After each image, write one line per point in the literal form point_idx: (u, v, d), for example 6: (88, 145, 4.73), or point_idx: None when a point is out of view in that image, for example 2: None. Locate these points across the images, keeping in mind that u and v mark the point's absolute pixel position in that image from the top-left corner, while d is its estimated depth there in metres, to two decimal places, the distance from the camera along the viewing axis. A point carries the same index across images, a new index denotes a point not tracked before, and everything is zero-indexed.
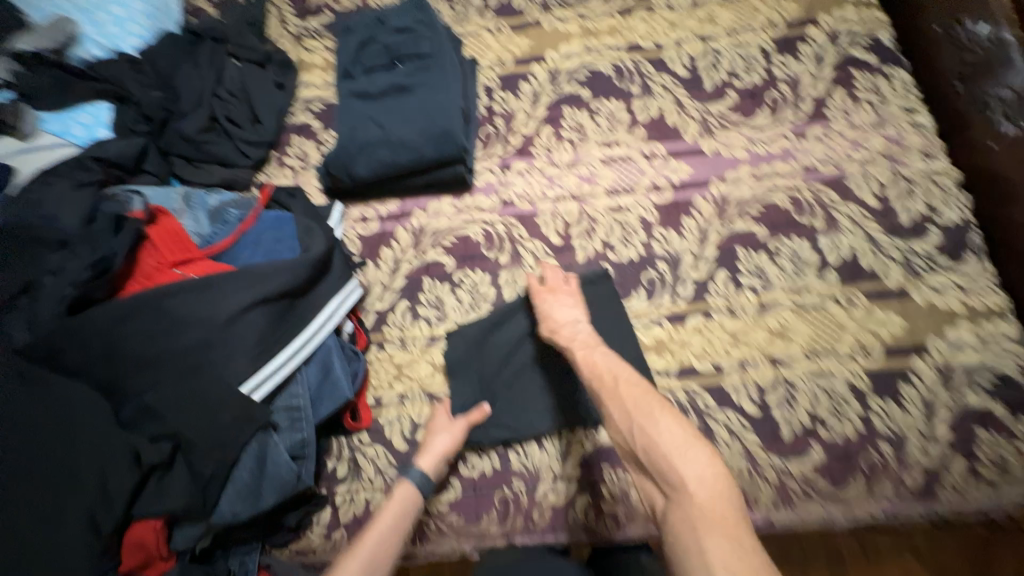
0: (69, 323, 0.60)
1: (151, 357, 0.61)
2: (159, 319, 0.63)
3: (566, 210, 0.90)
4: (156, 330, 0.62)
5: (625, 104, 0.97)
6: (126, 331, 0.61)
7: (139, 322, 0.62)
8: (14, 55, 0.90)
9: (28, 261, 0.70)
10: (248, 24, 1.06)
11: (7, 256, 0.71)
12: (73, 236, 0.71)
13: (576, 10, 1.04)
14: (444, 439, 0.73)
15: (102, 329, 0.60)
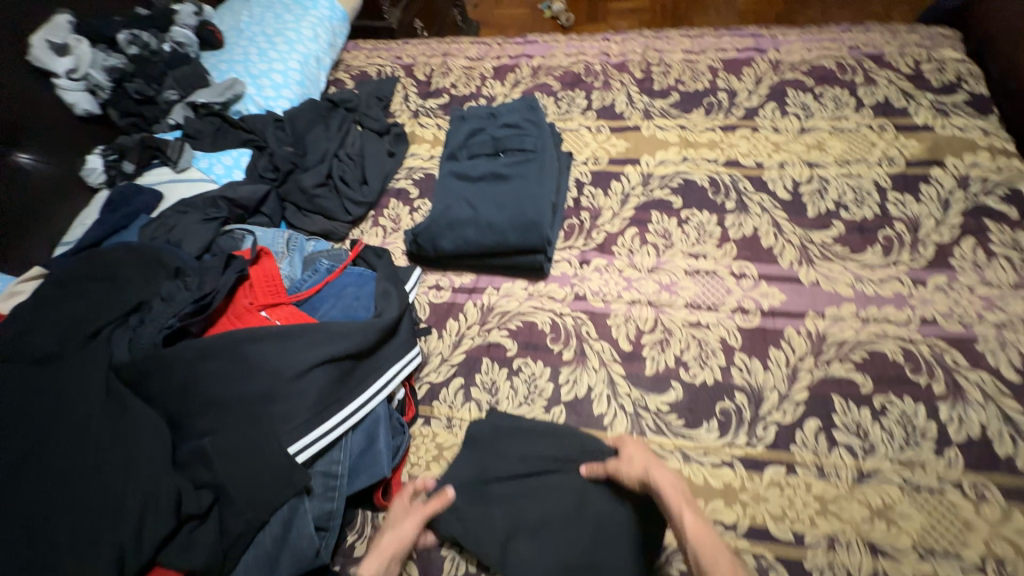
0: (161, 353, 0.65)
1: (221, 400, 0.64)
2: (237, 363, 0.67)
3: (640, 315, 0.86)
4: (231, 375, 0.66)
5: (717, 217, 0.94)
6: (206, 371, 0.65)
7: (219, 363, 0.66)
8: (191, 104, 1.07)
9: (143, 278, 0.77)
10: (377, 99, 1.20)
11: (125, 268, 0.78)
12: (189, 267, 0.79)
13: (677, 121, 1.07)
14: (394, 534, 0.65)
15: (187, 365, 0.65)
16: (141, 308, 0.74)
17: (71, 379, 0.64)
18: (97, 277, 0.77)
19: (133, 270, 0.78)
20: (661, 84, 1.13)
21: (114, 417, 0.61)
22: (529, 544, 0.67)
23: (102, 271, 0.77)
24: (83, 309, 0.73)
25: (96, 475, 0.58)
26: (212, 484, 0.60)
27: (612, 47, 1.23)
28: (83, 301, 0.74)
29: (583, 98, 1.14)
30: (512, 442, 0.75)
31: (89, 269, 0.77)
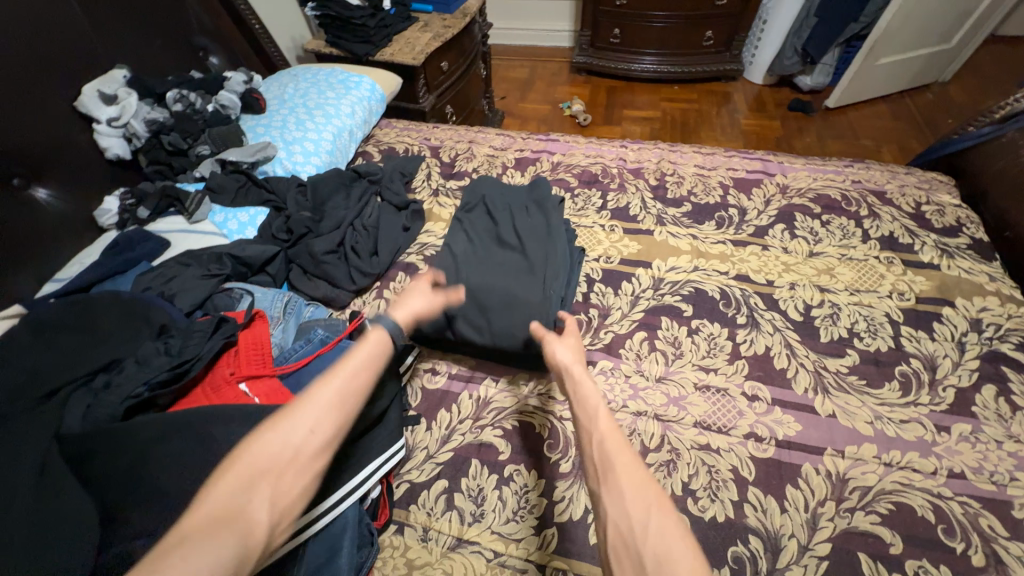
0: (118, 426, 0.59)
1: (167, 492, 0.55)
2: (198, 446, 0.58)
3: (646, 429, 0.80)
4: (181, 460, 0.57)
5: (728, 331, 0.92)
6: (161, 453, 0.57)
7: (177, 444, 0.58)
8: (220, 161, 1.10)
9: (122, 333, 0.73)
10: (401, 175, 1.24)
11: (106, 321, 0.74)
12: (175, 325, 0.75)
13: (690, 230, 1.10)
14: (419, 292, 0.76)
15: (142, 443, 0.58)
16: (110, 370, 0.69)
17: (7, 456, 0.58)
18: (74, 331, 0.73)
19: (115, 326, 0.74)
20: (674, 193, 1.18)
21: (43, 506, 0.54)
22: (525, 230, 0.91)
23: (81, 324, 0.74)
24: (46, 367, 0.67)
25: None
26: None
27: (629, 154, 1.31)
28: (51, 355, 0.69)
29: (598, 197, 1.18)
30: (540, 213, 0.94)
31: (66, 319, 0.73)
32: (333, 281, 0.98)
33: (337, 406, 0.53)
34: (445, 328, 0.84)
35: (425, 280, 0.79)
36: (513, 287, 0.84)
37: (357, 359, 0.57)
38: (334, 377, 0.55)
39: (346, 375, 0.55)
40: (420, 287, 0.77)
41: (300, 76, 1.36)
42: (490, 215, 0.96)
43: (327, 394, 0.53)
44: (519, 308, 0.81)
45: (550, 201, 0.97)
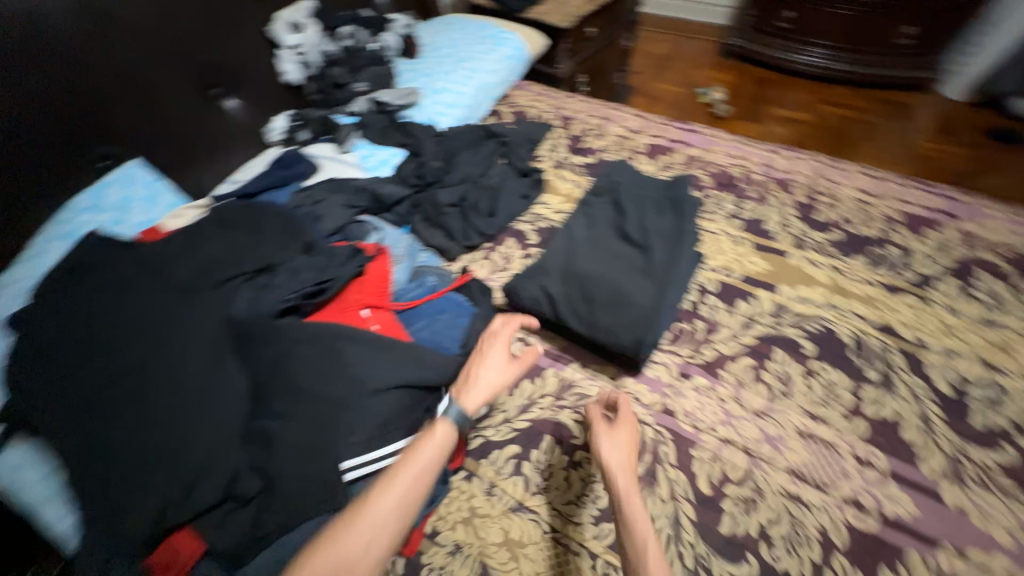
0: (267, 324, 0.68)
1: (298, 390, 0.63)
2: (326, 358, 0.66)
3: (731, 459, 0.76)
4: (316, 363, 0.66)
5: (853, 383, 0.82)
6: (297, 355, 0.66)
7: (310, 351, 0.66)
8: (373, 100, 1.18)
9: (275, 240, 0.83)
10: (529, 140, 1.23)
11: (266, 228, 0.85)
12: (317, 244, 0.84)
13: (833, 261, 0.97)
14: (493, 365, 0.72)
15: (283, 343, 0.66)
16: (266, 269, 0.79)
17: (185, 318, 0.69)
18: (242, 228, 0.84)
19: (273, 233, 0.84)
20: (823, 215, 1.04)
21: (209, 368, 0.65)
22: (651, 227, 0.86)
23: (248, 224, 0.85)
24: (216, 255, 0.78)
25: (174, 419, 0.61)
26: (263, 473, 0.59)
27: (778, 162, 1.17)
28: (222, 244, 0.80)
29: (731, 203, 1.08)
30: (672, 216, 0.88)
31: (240, 219, 0.86)
32: (449, 233, 1.03)
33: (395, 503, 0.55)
34: (545, 305, 0.83)
35: (496, 345, 0.75)
36: (629, 288, 0.79)
37: (421, 462, 0.59)
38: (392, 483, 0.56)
39: (405, 482, 0.57)
40: (490, 357, 0.73)
41: (453, 26, 1.39)
42: (618, 204, 0.91)
43: (388, 501, 0.55)
44: (628, 310, 0.78)
45: (687, 203, 0.90)
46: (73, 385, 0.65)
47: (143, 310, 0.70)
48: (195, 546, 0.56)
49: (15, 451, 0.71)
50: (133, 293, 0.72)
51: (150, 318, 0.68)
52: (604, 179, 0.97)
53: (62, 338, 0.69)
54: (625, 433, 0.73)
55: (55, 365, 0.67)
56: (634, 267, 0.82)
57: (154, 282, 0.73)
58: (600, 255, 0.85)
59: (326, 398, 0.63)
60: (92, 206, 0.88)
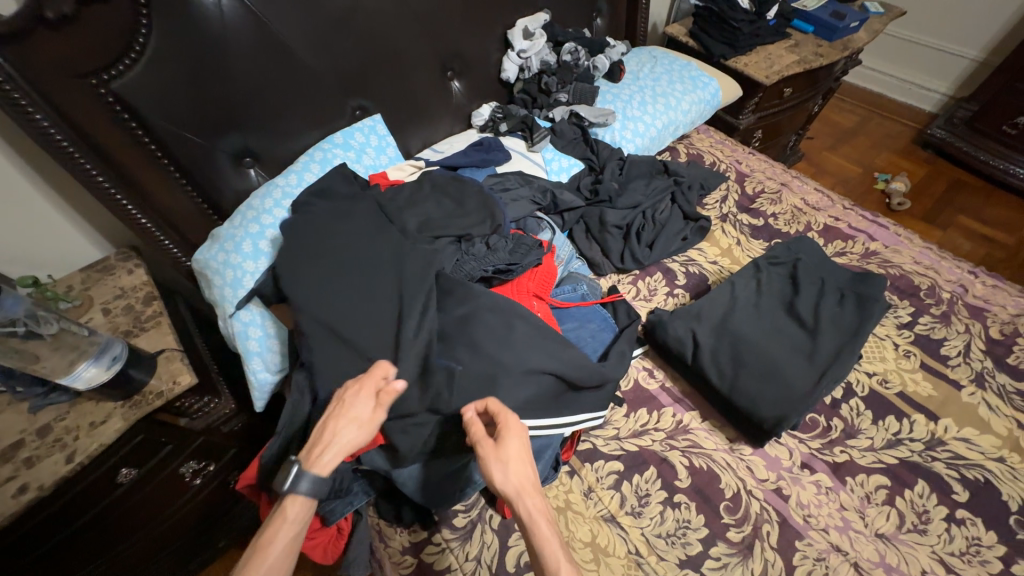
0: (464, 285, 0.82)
1: (480, 347, 0.75)
2: (504, 328, 0.78)
3: (837, 568, 0.73)
4: (497, 332, 0.77)
5: (1004, 551, 0.74)
6: (482, 318, 0.78)
7: (492, 318, 0.78)
8: (572, 113, 1.29)
9: (473, 215, 0.96)
10: (701, 185, 1.25)
11: (467, 200, 0.98)
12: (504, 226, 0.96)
13: (1017, 413, 0.87)
14: (354, 413, 0.61)
15: (475, 304, 0.79)
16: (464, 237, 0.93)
17: (406, 261, 0.84)
18: (454, 200, 0.99)
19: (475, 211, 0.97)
20: (1019, 361, 0.93)
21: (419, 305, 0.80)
22: (827, 317, 0.84)
23: (458, 198, 0.99)
24: (431, 216, 0.95)
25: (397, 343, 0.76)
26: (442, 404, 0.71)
27: (975, 286, 1.06)
28: (441, 211, 0.96)
29: (906, 312, 1.01)
30: (855, 311, 0.85)
31: (452, 191, 1.00)
32: (606, 251, 1.10)
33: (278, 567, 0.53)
34: (688, 349, 0.86)
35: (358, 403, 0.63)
36: (783, 369, 0.80)
37: (276, 552, 0.53)
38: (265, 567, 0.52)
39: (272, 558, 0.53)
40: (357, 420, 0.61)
41: (659, 60, 1.45)
42: (794, 280, 0.91)
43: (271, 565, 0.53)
44: (776, 385, 0.79)
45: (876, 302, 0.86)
46: (314, 283, 0.82)
47: (376, 244, 0.87)
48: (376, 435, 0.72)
49: (252, 311, 0.92)
50: (376, 235, 0.88)
51: (384, 251, 0.86)
52: (781, 249, 0.97)
53: (319, 251, 0.85)
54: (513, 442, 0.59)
55: (312, 265, 0.83)
56: (795, 350, 0.82)
57: (392, 226, 0.91)
58: (762, 324, 0.86)
59: (498, 361, 0.74)
60: (344, 144, 1.09)
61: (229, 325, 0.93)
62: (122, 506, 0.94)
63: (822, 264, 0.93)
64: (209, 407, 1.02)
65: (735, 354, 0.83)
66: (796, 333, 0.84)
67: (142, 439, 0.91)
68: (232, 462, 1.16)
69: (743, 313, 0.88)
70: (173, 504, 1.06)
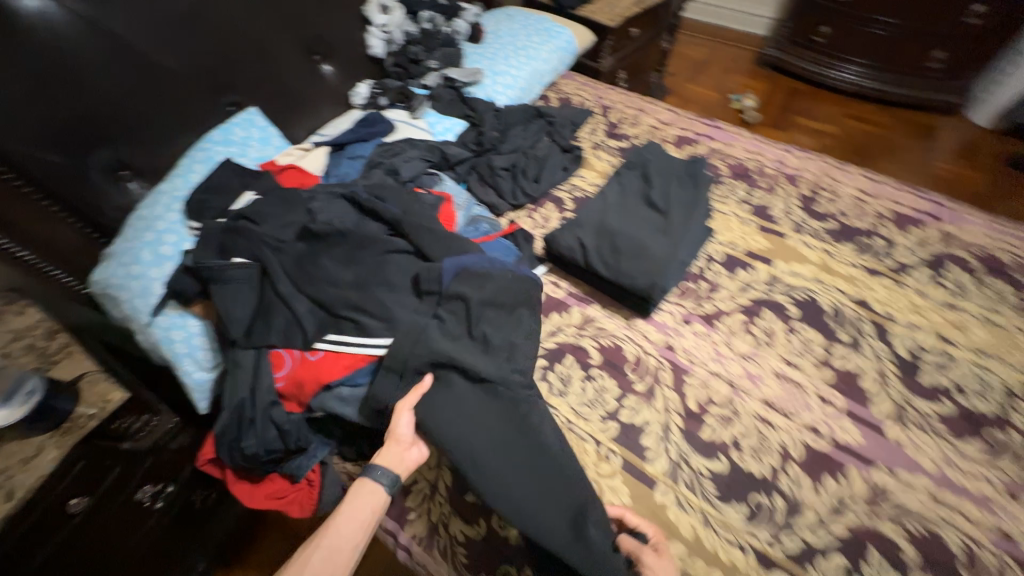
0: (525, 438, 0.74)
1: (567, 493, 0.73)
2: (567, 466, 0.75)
3: (716, 387, 0.94)
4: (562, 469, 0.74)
5: (826, 341, 0.99)
6: (550, 464, 0.74)
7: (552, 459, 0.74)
8: (445, 78, 1.38)
9: (485, 307, 0.84)
10: (572, 123, 1.42)
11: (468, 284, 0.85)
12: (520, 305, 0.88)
13: (825, 244, 1.13)
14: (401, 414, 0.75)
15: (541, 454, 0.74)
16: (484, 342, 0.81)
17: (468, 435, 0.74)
18: (501, 310, 0.85)
19: (527, 319, 0.88)
20: (824, 207, 1.20)
21: (336, 263, 0.88)
22: (672, 201, 1.03)
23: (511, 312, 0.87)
24: (447, 327, 0.81)
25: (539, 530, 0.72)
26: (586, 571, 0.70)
27: (790, 159, 1.33)
28: (495, 328, 0.83)
29: (743, 191, 1.25)
30: (692, 191, 1.05)
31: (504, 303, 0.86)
32: (500, 192, 1.23)
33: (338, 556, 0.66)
34: (578, 253, 1.02)
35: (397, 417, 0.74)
36: (648, 247, 0.98)
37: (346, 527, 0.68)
38: (336, 528, 0.68)
39: (349, 528, 0.68)
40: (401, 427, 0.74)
41: (514, 18, 1.59)
42: (645, 176, 1.09)
43: (343, 538, 0.67)
44: (647, 261, 0.97)
45: (703, 178, 1.07)
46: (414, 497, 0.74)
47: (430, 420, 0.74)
48: (326, 371, 0.79)
49: (170, 315, 0.94)
50: (481, 408, 0.75)
51: (402, 338, 0.79)
52: (634, 156, 1.15)
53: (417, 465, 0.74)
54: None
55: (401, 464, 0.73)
56: (655, 231, 1.01)
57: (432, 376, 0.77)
58: (627, 217, 1.03)
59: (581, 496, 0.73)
60: (223, 140, 1.10)
61: (149, 335, 0.94)
62: (81, 539, 0.92)
63: (666, 160, 1.13)
64: (150, 425, 1.02)
65: (612, 247, 1.00)
66: (653, 218, 1.03)
67: (84, 467, 0.89)
68: (192, 481, 1.16)
69: (613, 212, 1.05)
70: (138, 530, 1.05)
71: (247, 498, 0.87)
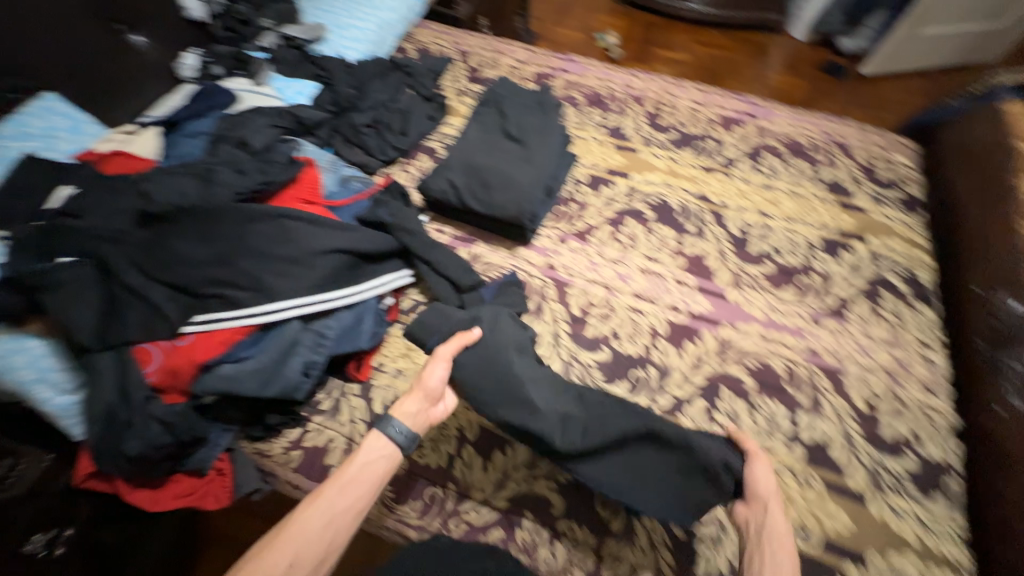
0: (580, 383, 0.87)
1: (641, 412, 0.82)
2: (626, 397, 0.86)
3: (594, 292, 1.06)
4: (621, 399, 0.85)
5: (678, 235, 1.15)
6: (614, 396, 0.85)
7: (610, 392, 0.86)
8: (283, 36, 1.30)
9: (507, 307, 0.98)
10: (432, 72, 1.41)
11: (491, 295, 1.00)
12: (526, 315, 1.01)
13: (670, 153, 1.28)
14: (438, 363, 0.81)
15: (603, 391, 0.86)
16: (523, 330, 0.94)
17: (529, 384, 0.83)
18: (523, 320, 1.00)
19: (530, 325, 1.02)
20: (666, 120, 1.34)
21: (187, 241, 0.82)
22: (529, 130, 1.10)
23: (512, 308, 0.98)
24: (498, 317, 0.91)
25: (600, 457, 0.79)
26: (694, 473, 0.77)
27: (636, 82, 1.45)
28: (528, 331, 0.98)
29: (599, 117, 1.36)
30: (544, 118, 1.12)
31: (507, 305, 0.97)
32: (369, 150, 1.21)
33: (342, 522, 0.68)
34: (451, 195, 1.06)
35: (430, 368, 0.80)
36: (513, 176, 1.04)
37: (361, 477, 0.71)
38: (346, 487, 0.69)
39: (353, 489, 0.70)
40: (434, 378, 0.79)
41: None
42: (500, 111, 1.14)
43: (342, 504, 0.68)
44: (514, 190, 1.03)
45: (552, 105, 1.14)
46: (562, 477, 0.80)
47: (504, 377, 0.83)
48: (200, 353, 0.76)
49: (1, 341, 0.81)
50: (527, 361, 0.87)
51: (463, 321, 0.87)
52: (487, 93, 1.18)
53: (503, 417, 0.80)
54: (767, 486, 0.74)
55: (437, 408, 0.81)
56: (517, 160, 1.06)
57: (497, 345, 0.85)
58: (489, 152, 1.08)
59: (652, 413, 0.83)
60: (17, 134, 0.94)
61: None
62: None
63: (518, 92, 1.18)
64: None
65: (480, 183, 1.05)
66: (514, 148, 1.08)
67: None
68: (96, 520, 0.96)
69: (476, 150, 1.09)
70: None
71: (148, 503, 0.80)
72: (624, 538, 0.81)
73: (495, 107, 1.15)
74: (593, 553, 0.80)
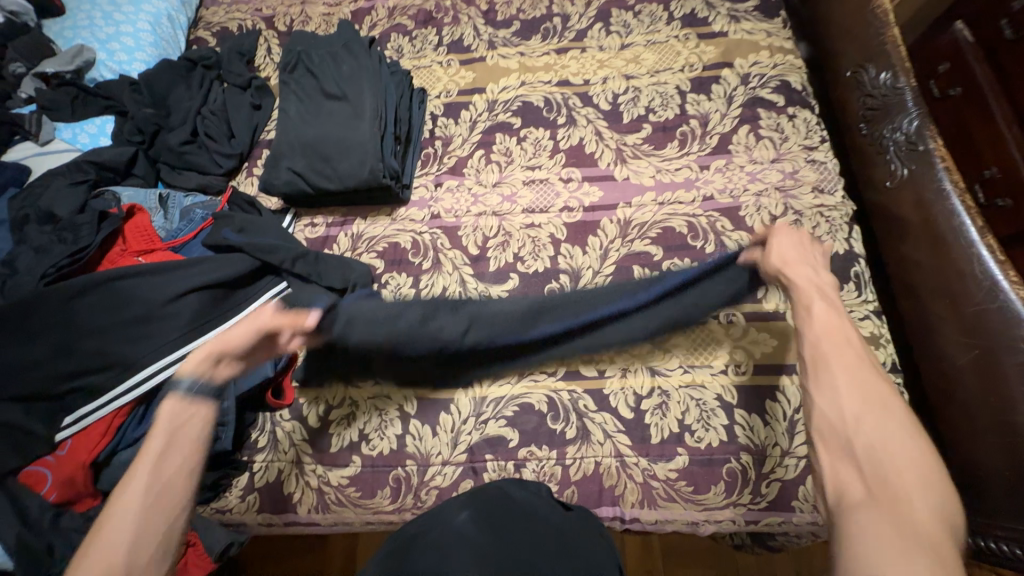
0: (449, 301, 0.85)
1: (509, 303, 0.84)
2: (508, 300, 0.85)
3: (486, 224, 1.01)
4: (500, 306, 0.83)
5: (551, 132, 1.07)
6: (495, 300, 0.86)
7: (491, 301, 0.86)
8: (40, 75, 1.10)
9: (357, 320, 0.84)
10: (238, 54, 1.22)
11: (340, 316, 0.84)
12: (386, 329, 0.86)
13: (518, 48, 1.17)
14: (248, 325, 0.70)
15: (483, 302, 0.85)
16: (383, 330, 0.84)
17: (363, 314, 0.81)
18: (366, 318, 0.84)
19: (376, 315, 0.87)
20: (504, 14, 1.21)
21: (19, 346, 0.74)
22: (344, 85, 1.01)
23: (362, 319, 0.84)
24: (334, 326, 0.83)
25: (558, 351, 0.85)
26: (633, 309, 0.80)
27: None
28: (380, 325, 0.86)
29: (434, 36, 1.22)
30: (357, 64, 1.03)
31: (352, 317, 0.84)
32: (199, 168, 1.07)
33: (153, 521, 0.51)
34: (297, 182, 0.97)
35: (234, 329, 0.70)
36: (347, 137, 0.96)
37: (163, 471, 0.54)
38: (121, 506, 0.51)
39: (163, 461, 0.55)
40: (234, 332, 0.69)
41: None
42: (311, 78, 1.04)
43: (140, 495, 0.52)
44: (355, 152, 0.95)
45: (360, 47, 1.05)
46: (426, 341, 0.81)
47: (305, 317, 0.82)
48: (86, 451, 0.72)
49: None
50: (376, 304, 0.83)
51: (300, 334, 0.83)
52: (286, 65, 1.08)
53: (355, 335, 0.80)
54: (790, 254, 0.69)
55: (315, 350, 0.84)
56: (344, 120, 0.98)
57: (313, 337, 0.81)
58: (314, 124, 1.00)
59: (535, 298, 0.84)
60: None
61: None
62: None
63: (323, 48, 1.08)
64: None
65: (320, 160, 0.97)
66: (338, 110, 1.00)
67: None
68: None
69: (304, 127, 1.00)
70: None
71: None
72: (581, 441, 0.83)
73: (302, 76, 1.06)
74: (558, 464, 0.83)
